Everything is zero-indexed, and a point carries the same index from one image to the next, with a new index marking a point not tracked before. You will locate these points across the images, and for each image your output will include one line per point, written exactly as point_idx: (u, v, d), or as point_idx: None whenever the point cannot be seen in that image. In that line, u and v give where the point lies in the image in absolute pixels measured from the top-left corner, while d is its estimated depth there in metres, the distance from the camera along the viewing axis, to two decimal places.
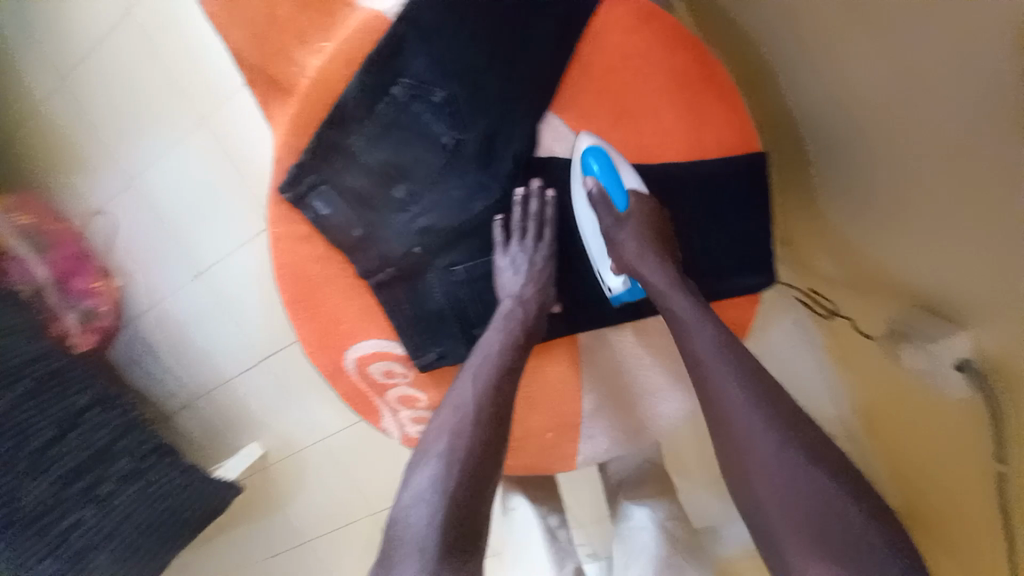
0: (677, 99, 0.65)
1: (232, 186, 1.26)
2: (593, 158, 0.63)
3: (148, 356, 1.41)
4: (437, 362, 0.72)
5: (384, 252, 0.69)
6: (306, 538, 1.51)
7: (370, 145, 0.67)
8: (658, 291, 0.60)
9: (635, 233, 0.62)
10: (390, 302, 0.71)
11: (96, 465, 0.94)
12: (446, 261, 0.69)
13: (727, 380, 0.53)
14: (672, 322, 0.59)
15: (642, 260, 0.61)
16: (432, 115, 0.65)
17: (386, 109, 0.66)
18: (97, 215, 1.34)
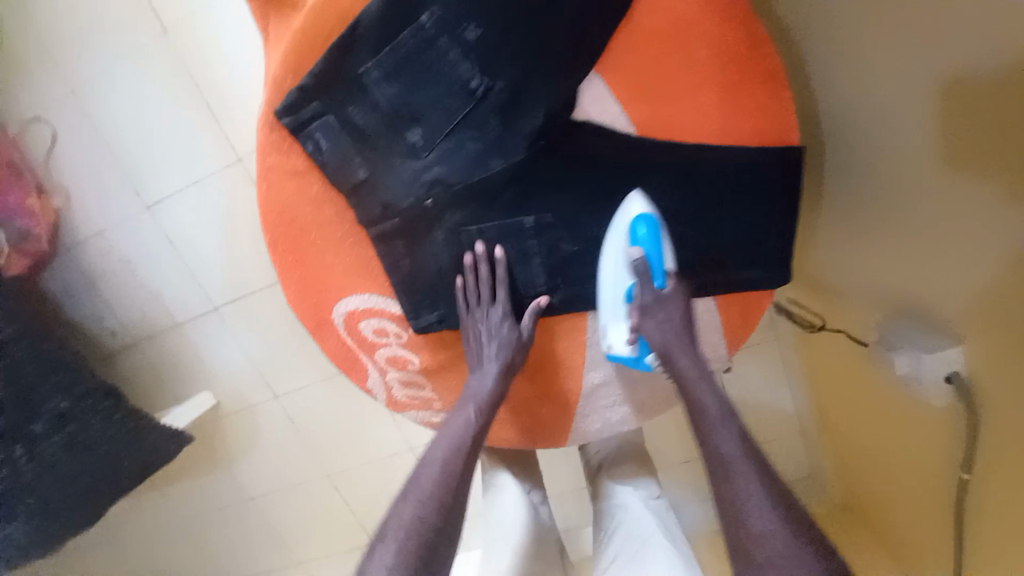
0: (719, 77, 0.57)
1: (195, 111, 1.11)
2: (642, 226, 0.59)
3: (90, 288, 1.28)
4: (435, 326, 0.68)
5: (385, 201, 0.63)
6: (258, 493, 1.46)
7: (383, 79, 0.58)
8: (678, 371, 0.59)
9: (672, 312, 0.60)
10: (389, 258, 0.66)
11: (17, 407, 0.97)
12: (456, 220, 0.63)
13: (720, 428, 0.54)
14: (696, 415, 0.56)
15: (673, 340, 0.59)
16: (460, 54, 0.57)
17: (407, 40, 0.57)
18: (34, 123, 1.17)
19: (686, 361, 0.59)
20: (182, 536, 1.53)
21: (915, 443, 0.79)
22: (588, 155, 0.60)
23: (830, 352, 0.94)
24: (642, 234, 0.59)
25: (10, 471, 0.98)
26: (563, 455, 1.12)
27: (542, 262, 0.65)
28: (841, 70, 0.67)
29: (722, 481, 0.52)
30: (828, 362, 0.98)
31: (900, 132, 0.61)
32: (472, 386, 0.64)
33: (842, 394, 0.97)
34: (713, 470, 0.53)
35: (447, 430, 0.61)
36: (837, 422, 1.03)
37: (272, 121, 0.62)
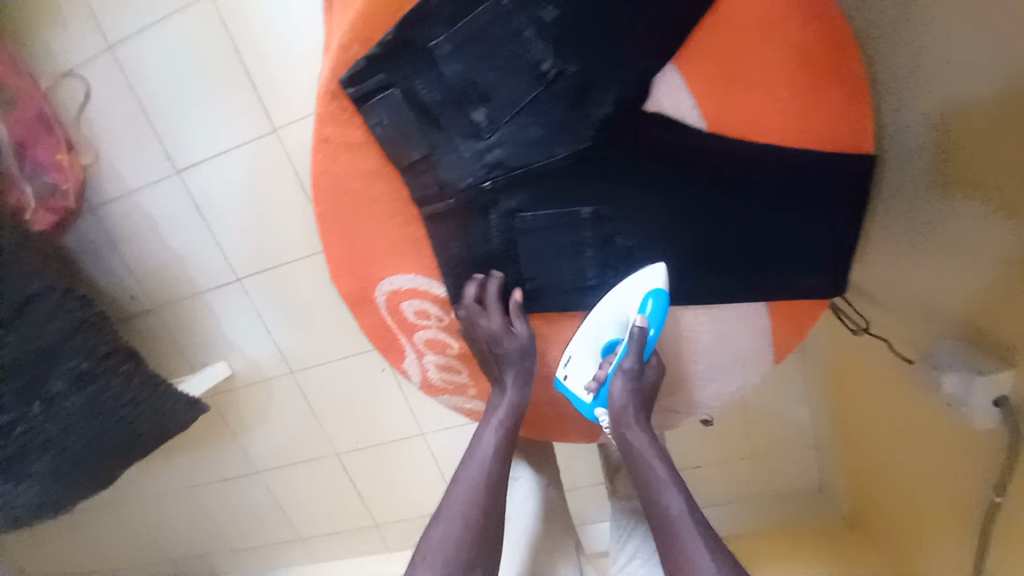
0: (796, 79, 0.56)
1: (234, 77, 1.09)
2: (652, 299, 0.59)
3: (113, 249, 1.27)
4: None
5: (442, 180, 0.62)
6: (265, 466, 1.47)
7: (453, 55, 0.57)
8: (630, 443, 0.61)
9: (645, 383, 0.62)
10: (439, 238, 0.65)
11: (37, 365, 0.95)
12: (511, 205, 0.62)
13: (672, 492, 0.57)
14: (650, 488, 0.59)
15: (631, 411, 0.61)
16: (535, 34, 0.55)
17: (482, 15, 0.55)
18: (67, 78, 1.15)
19: (640, 436, 0.61)
20: (188, 502, 1.54)
21: (939, 462, 0.79)
22: (654, 149, 0.59)
23: (864, 361, 0.93)
24: (651, 310, 0.60)
25: (26, 430, 0.95)
26: (580, 449, 1.13)
27: (594, 255, 0.64)
28: (911, 81, 0.65)
29: (672, 549, 0.54)
30: (857, 374, 0.97)
31: (966, 148, 0.60)
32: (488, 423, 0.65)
33: (868, 407, 0.96)
34: (664, 538, 0.55)
35: (467, 473, 0.63)
36: (856, 436, 1.03)
37: (332, 90, 0.61)
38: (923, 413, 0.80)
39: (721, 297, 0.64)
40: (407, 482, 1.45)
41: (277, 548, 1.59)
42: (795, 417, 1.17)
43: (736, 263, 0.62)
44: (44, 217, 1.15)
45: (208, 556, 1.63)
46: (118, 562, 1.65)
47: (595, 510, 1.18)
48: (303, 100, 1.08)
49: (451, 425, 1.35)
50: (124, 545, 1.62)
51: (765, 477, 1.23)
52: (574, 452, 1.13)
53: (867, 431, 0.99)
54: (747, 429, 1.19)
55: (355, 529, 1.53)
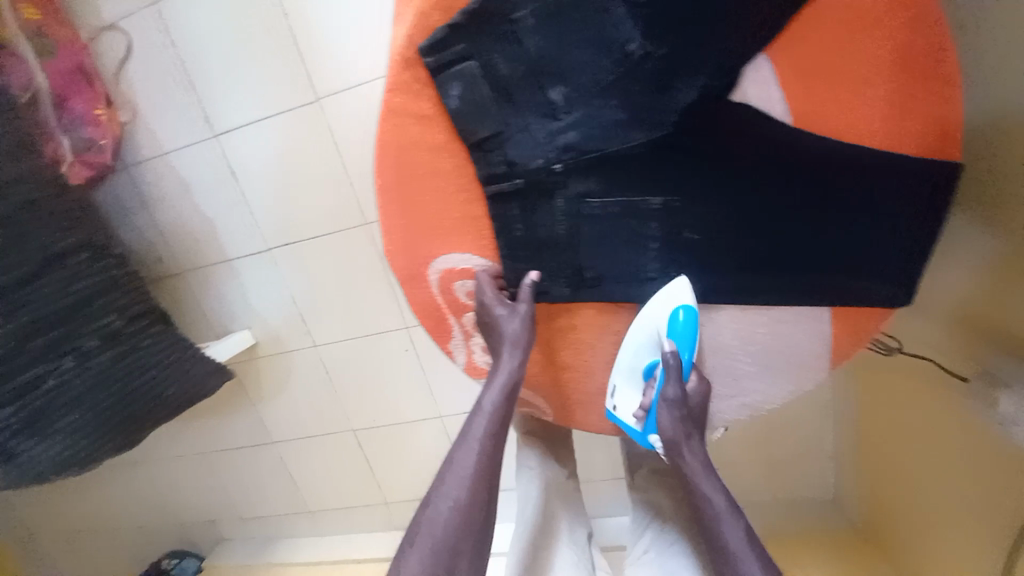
0: (890, 78, 0.54)
1: (280, 41, 1.07)
2: (679, 314, 0.61)
3: (143, 210, 1.26)
4: (536, 297, 0.66)
5: (509, 158, 0.60)
6: (280, 437, 1.47)
7: (536, 29, 0.55)
8: (688, 468, 0.63)
9: (691, 408, 0.63)
10: (500, 219, 0.63)
11: (69, 319, 0.93)
12: (580, 190, 0.60)
13: (728, 523, 0.61)
14: (706, 514, 0.62)
15: (687, 438, 0.63)
16: (624, 13, 0.53)
17: None
18: (108, 32, 1.13)
19: (695, 460, 0.63)
20: (199, 467, 1.55)
21: (979, 482, 0.76)
22: (734, 142, 0.57)
23: (892, 376, 0.92)
24: (682, 320, 0.61)
25: (58, 384, 0.92)
26: (601, 444, 1.12)
27: (659, 246, 0.62)
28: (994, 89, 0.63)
29: (728, 570, 0.60)
30: (881, 388, 0.96)
31: None
32: (479, 408, 0.65)
33: (889, 422, 0.95)
34: (723, 564, 0.61)
35: (461, 464, 0.63)
36: (870, 448, 1.02)
37: (407, 58, 0.59)
38: (971, 429, 0.76)
39: (787, 298, 0.62)
40: (418, 463, 1.45)
41: (284, 519, 1.60)
42: (819, 428, 1.15)
43: (806, 265, 0.61)
44: (79, 171, 1.13)
45: (215, 521, 1.64)
46: (127, 520, 1.66)
47: (610, 504, 1.17)
48: (349, 68, 1.06)
49: (469, 409, 1.35)
50: (133, 504, 1.63)
51: (782, 485, 1.21)
52: (595, 446, 1.12)
53: (892, 440, 0.95)
54: (769, 435, 1.17)
55: (363, 506, 1.53)
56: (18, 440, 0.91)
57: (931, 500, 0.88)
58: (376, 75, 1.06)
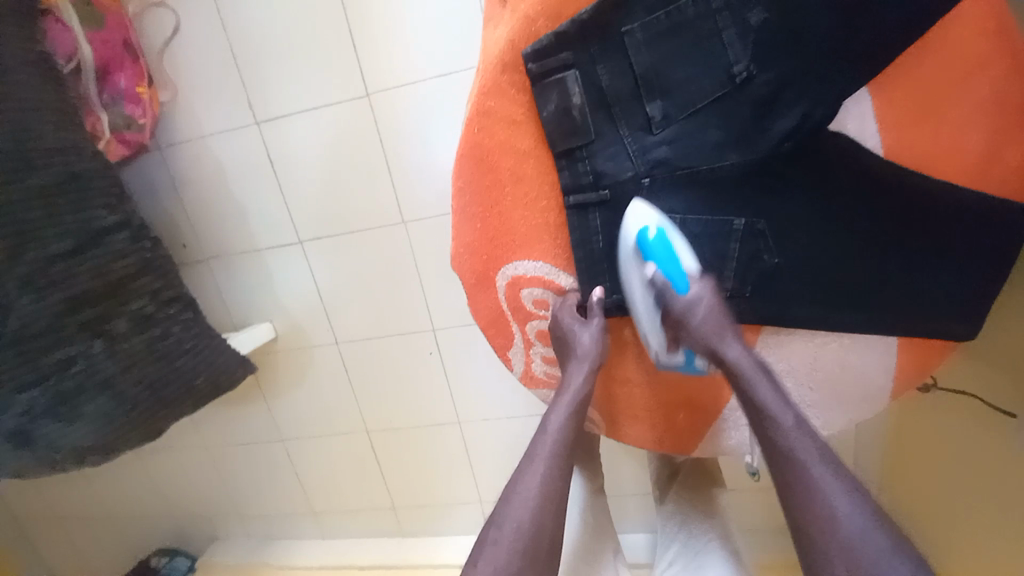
0: (987, 122, 0.55)
1: (334, 34, 1.05)
2: (649, 235, 0.57)
3: (172, 193, 1.24)
4: (610, 311, 0.65)
5: (599, 169, 0.60)
6: (290, 435, 1.43)
7: (645, 44, 0.56)
8: (736, 364, 0.57)
9: (707, 311, 0.58)
10: (578, 229, 0.63)
11: (104, 299, 0.91)
12: (666, 207, 0.60)
13: (786, 414, 0.54)
14: (757, 412, 0.55)
15: (720, 337, 0.58)
16: (735, 36, 0.54)
17: (686, 9, 0.55)
18: (155, 10, 1.11)
19: (742, 355, 0.58)
20: (204, 460, 1.50)
21: (1000, 518, 0.76)
22: (820, 169, 0.59)
23: (922, 410, 0.92)
24: (652, 240, 0.57)
25: (84, 367, 0.89)
26: (630, 460, 1.11)
27: (737, 267, 0.62)
28: None
29: (788, 468, 0.52)
30: (909, 420, 0.96)
31: None
32: (546, 428, 0.62)
33: (912, 455, 0.95)
34: (778, 462, 0.53)
35: (525, 485, 0.60)
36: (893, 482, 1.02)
37: (505, 62, 0.60)
38: (997, 467, 0.76)
39: (860, 327, 0.62)
40: (432, 469, 1.42)
41: (288, 520, 1.55)
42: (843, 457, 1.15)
43: (882, 295, 0.61)
44: (116, 149, 1.11)
45: (214, 518, 1.58)
46: (121, 512, 1.60)
47: (635, 522, 1.16)
48: (404, 65, 1.05)
49: (490, 417, 1.32)
50: (129, 495, 1.57)
51: None
52: (624, 462, 1.11)
53: (920, 475, 0.94)
54: None
55: (373, 510, 1.49)
56: (41, 422, 0.87)
57: (949, 539, 0.88)
58: (430, 73, 1.05)
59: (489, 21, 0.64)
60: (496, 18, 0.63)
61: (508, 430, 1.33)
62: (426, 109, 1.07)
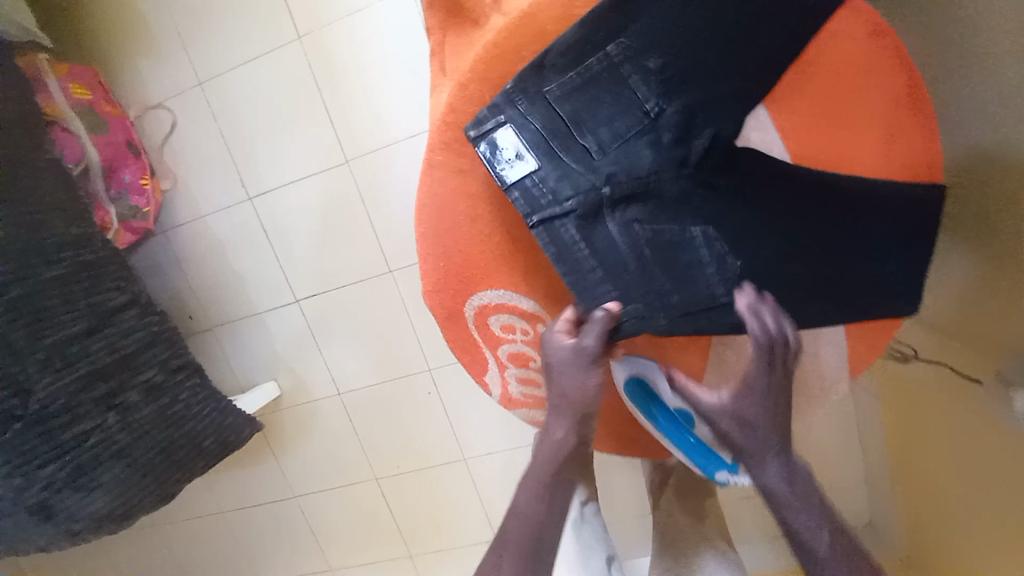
0: (872, 117, 0.64)
1: (314, 113, 1.18)
2: (632, 383, 0.69)
3: (177, 269, 1.34)
4: (630, 325, 0.62)
5: (559, 183, 0.61)
6: (302, 491, 1.46)
7: (565, 96, 0.62)
8: (770, 487, 0.59)
9: (758, 421, 0.60)
10: (551, 244, 0.62)
11: (116, 373, 0.99)
12: (627, 215, 0.61)
13: (800, 516, 0.58)
14: (789, 533, 0.58)
15: (767, 451, 0.59)
16: (640, 80, 0.61)
17: (594, 65, 0.62)
18: (155, 111, 1.25)
19: (775, 478, 0.59)
20: (221, 525, 1.53)
21: (995, 490, 0.76)
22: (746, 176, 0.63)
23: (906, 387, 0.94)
24: (635, 385, 0.69)
25: (100, 439, 0.95)
26: (629, 479, 1.12)
27: (717, 272, 0.62)
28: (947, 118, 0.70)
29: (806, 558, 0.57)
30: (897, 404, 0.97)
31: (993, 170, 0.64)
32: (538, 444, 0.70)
33: (907, 439, 0.96)
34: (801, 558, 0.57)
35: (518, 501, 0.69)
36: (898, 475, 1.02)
37: (448, 122, 0.69)
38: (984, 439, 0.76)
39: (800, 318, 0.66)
40: (443, 512, 1.42)
41: None
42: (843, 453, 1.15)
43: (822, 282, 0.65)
44: (124, 236, 1.23)
45: None
46: None
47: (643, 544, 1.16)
48: (381, 131, 1.16)
49: (493, 451, 1.34)
50: (149, 569, 1.59)
51: None
52: (625, 480, 1.12)
53: (918, 458, 0.94)
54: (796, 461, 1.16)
55: (389, 561, 1.49)
56: (62, 495, 0.93)
57: (956, 519, 0.87)
58: (402, 135, 1.15)
59: (435, 88, 0.73)
60: (440, 85, 0.72)
61: (512, 463, 1.35)
62: (401, 168, 1.17)
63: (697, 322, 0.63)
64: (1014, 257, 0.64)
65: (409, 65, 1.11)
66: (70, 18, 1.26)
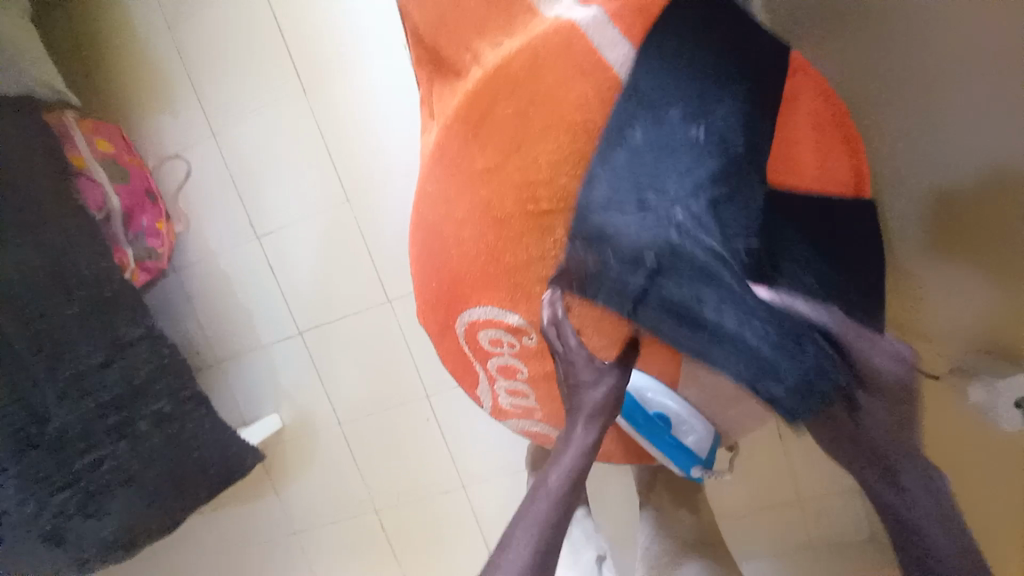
0: (812, 137, 0.69)
1: (318, 157, 1.28)
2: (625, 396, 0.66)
3: (187, 306, 1.41)
4: (808, 379, 0.52)
5: (636, 244, 0.58)
6: (300, 526, 1.46)
7: (615, 168, 0.61)
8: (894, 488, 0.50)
9: (889, 389, 0.52)
10: (661, 307, 0.58)
11: (128, 404, 1.04)
12: (720, 236, 0.58)
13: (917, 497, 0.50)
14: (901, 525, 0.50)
15: (898, 421, 0.51)
16: (671, 126, 0.61)
17: (627, 139, 0.61)
18: (172, 161, 1.37)
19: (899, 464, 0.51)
20: (219, 564, 1.52)
21: None
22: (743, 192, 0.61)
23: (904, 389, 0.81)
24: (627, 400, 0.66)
25: (113, 465, 1.01)
26: (625, 498, 1.13)
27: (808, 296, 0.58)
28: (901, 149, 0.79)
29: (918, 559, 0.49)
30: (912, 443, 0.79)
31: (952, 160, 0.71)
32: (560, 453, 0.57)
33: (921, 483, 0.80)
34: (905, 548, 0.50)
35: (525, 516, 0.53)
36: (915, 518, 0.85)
37: (435, 159, 0.76)
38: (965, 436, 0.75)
39: None
40: (442, 544, 1.41)
41: None
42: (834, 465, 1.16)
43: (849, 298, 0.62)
44: (140, 276, 1.30)
45: None
46: None
47: None
48: (380, 170, 1.26)
49: (490, 477, 1.35)
50: None
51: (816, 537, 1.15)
52: (621, 500, 1.13)
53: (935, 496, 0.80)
54: (793, 475, 1.11)
55: None
56: (71, 522, 0.98)
57: None
58: (399, 175, 1.25)
59: (425, 130, 0.83)
60: (430, 127, 0.81)
61: (511, 489, 1.35)
62: (398, 205, 1.27)
63: (866, 359, 0.53)
64: (1001, 255, 0.65)
65: (406, 112, 1.22)
66: (98, 83, 1.40)
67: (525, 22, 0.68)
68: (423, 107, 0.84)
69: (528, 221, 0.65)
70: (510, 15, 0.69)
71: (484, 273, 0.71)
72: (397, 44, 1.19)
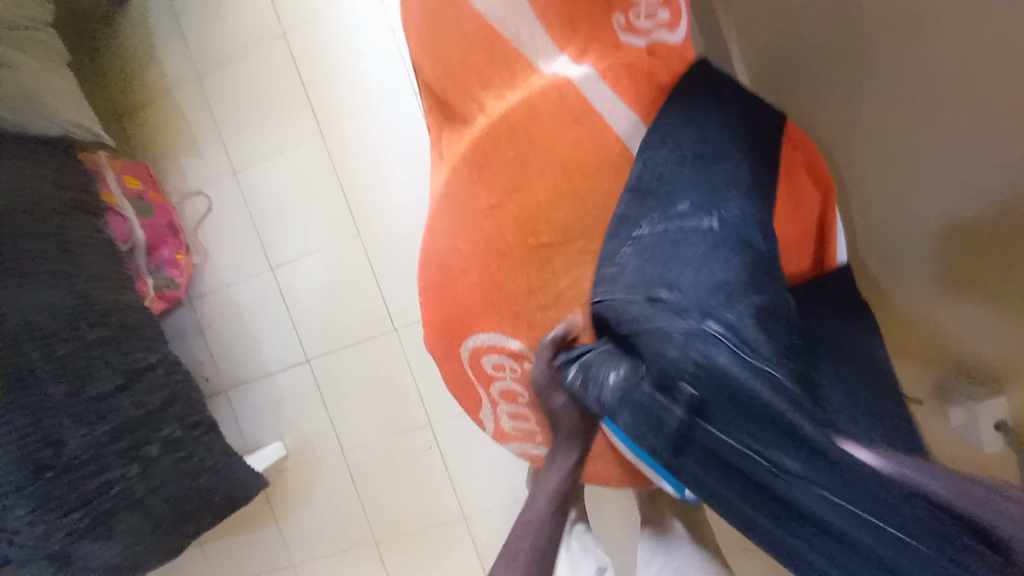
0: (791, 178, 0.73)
1: (332, 194, 1.37)
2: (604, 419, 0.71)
3: (199, 335, 1.47)
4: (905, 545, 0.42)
5: (673, 365, 0.53)
6: (299, 557, 1.45)
7: (635, 278, 0.61)
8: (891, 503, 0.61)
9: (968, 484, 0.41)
10: (706, 450, 0.52)
11: (140, 427, 1.08)
12: (751, 338, 0.53)
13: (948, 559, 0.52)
14: None
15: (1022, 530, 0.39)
16: (683, 215, 0.63)
17: (644, 238, 0.63)
18: (193, 198, 1.45)
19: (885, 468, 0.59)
20: None
21: None
22: None
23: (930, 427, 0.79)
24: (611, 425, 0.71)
25: (122, 488, 1.03)
26: (625, 526, 1.14)
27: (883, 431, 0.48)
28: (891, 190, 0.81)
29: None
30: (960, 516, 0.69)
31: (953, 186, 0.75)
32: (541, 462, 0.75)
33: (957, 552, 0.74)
34: None
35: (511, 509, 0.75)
36: None
37: (442, 198, 0.83)
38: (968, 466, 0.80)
39: None
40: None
41: None
42: None
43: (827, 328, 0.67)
44: (157, 303, 1.38)
45: None
46: None
47: None
48: (390, 206, 1.34)
49: (491, 506, 1.36)
50: None
51: None
52: (621, 528, 1.14)
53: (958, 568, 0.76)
54: None
55: None
56: (80, 544, 0.98)
57: None
58: (407, 211, 1.33)
59: (434, 171, 0.90)
60: (439, 167, 0.88)
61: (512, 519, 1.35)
62: (406, 238, 1.34)
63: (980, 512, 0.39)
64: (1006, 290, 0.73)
65: (416, 153, 1.31)
66: (129, 126, 1.50)
67: (525, 77, 0.76)
68: (432, 150, 0.92)
69: (527, 253, 0.72)
70: (512, 70, 0.77)
71: (487, 301, 0.76)
72: (408, 92, 1.29)
